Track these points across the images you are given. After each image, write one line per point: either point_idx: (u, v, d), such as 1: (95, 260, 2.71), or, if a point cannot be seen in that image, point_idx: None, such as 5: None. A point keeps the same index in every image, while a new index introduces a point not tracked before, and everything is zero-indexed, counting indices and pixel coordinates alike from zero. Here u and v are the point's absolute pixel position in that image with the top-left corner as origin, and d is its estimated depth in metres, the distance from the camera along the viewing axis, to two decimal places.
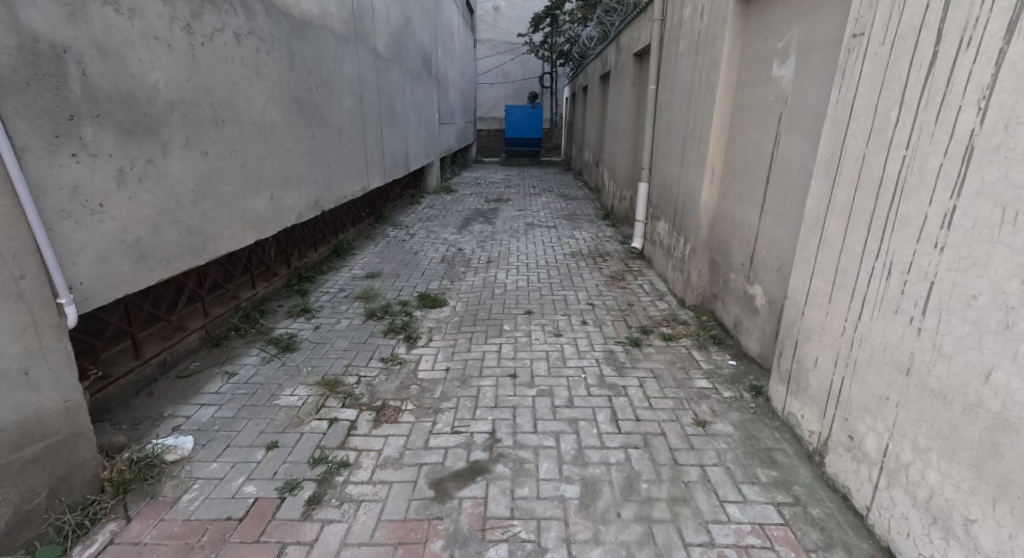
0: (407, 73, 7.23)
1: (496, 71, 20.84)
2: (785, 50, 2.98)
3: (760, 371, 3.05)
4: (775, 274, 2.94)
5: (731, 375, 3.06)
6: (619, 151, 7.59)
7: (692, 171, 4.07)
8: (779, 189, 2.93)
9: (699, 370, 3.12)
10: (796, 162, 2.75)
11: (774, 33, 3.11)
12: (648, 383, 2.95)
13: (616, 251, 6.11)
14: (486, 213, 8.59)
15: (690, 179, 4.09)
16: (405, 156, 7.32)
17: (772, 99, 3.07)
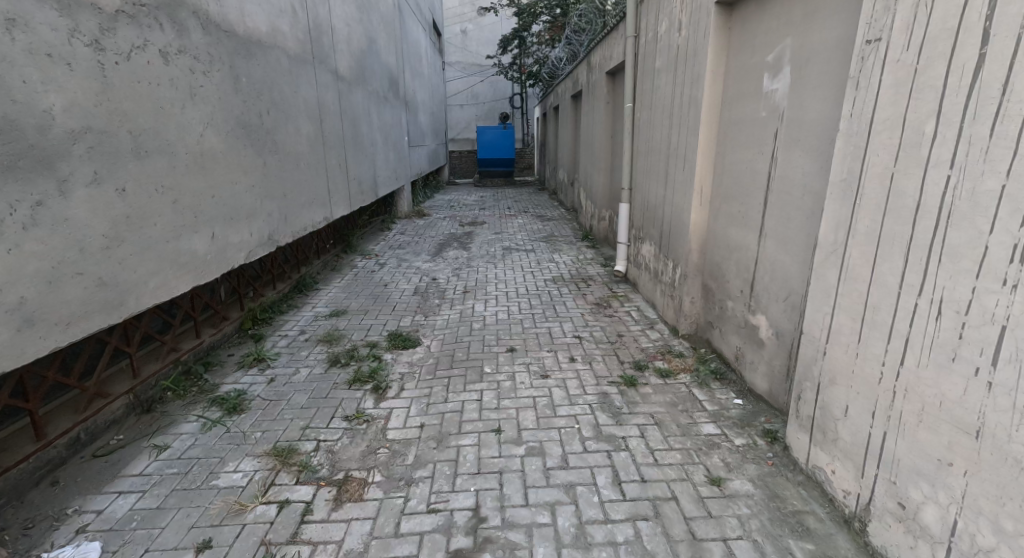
0: (372, 96, 6.90)
1: (466, 93, 20.72)
2: (776, 61, 2.67)
3: (772, 413, 2.67)
4: (780, 306, 2.61)
5: (740, 418, 2.66)
6: (596, 170, 7.35)
7: (678, 191, 3.77)
8: (778, 213, 2.62)
9: (704, 413, 2.72)
10: (799, 182, 2.45)
11: (763, 42, 2.81)
12: (651, 433, 2.55)
13: (598, 274, 5.79)
14: (460, 237, 8.23)
15: (677, 199, 3.79)
16: (373, 182, 6.95)
17: (765, 114, 2.76)
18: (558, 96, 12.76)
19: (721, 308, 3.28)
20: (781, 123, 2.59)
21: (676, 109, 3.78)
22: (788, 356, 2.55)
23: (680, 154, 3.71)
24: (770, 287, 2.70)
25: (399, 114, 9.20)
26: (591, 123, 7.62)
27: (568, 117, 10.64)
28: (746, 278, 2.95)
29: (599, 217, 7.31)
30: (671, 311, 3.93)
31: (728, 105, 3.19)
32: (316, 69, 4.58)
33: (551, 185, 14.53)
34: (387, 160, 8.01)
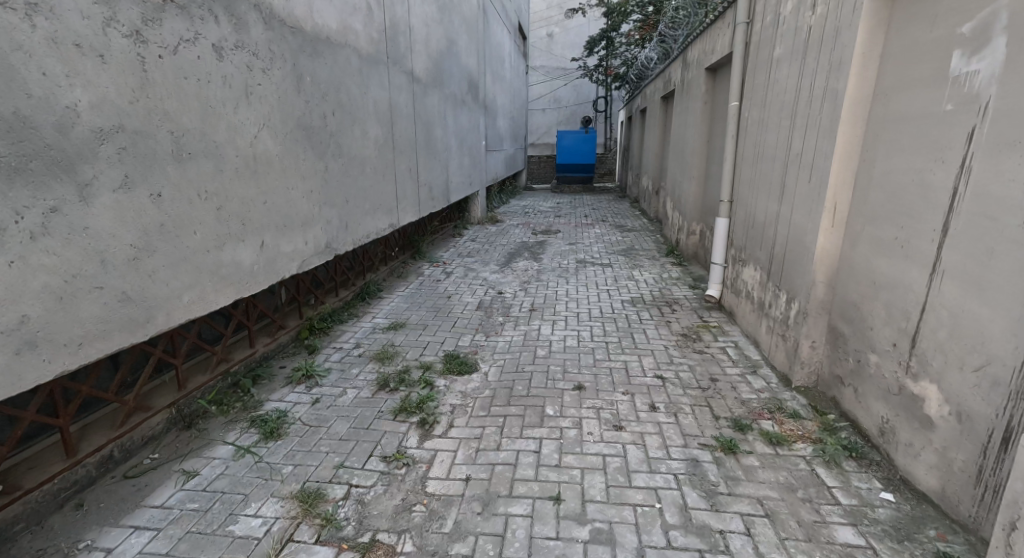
0: (449, 99, 6.71)
1: (548, 97, 20.41)
2: (967, 42, 2.10)
3: (936, 512, 2.16)
4: (961, 366, 2.04)
5: (890, 519, 2.14)
6: (687, 180, 6.81)
7: (801, 206, 3.21)
8: (969, 232, 2.03)
9: (835, 506, 2.23)
10: (1007, 199, 1.88)
11: (945, 21, 2.23)
12: (760, 529, 2.10)
13: (685, 298, 5.24)
14: (533, 247, 7.87)
15: (800, 215, 3.22)
16: (445, 188, 6.78)
17: (943, 114, 2.19)
18: (645, 98, 12.15)
19: (861, 362, 2.70)
20: (979, 118, 2.01)
21: (803, 111, 3.22)
22: (982, 453, 1.94)
23: (806, 161, 3.15)
24: (943, 337, 2.12)
25: (477, 118, 9.01)
26: (684, 130, 7.11)
27: (656, 121, 10.02)
28: (901, 325, 2.37)
29: (691, 229, 6.71)
30: (784, 355, 3.36)
31: (883, 99, 2.61)
32: (390, 69, 4.41)
33: (633, 193, 13.91)
34: (462, 165, 7.83)
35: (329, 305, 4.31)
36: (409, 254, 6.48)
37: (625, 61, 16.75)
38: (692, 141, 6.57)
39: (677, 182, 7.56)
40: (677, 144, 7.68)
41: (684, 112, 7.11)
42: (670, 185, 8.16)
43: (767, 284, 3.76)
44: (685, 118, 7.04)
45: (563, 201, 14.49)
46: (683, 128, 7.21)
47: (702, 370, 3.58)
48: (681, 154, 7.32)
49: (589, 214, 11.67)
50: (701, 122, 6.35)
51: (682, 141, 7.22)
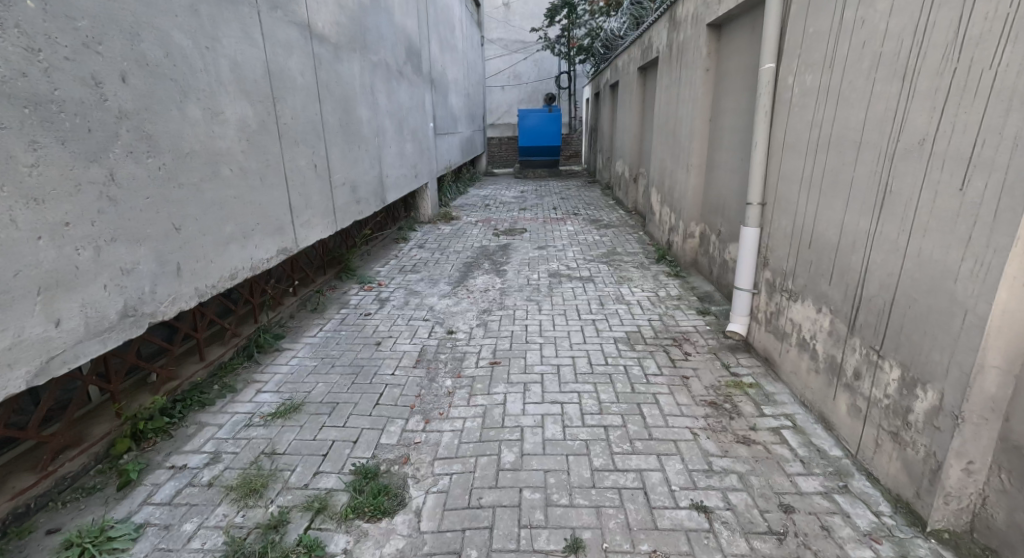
0: (373, 70, 5.16)
1: (507, 73, 18.82)
2: None
3: None
4: None
5: None
6: (684, 170, 5.52)
7: (949, 226, 1.91)
8: None
9: None
10: None
11: None
12: None
13: (697, 332, 3.96)
14: (490, 255, 6.48)
15: (943, 242, 1.94)
16: (375, 187, 5.28)
17: None
18: (616, 72, 10.88)
19: None
20: None
21: (953, 63, 1.93)
22: None
23: (969, 150, 1.85)
24: None
25: (421, 96, 7.46)
26: (678, 109, 5.82)
27: (633, 99, 8.73)
28: None
29: (691, 231, 5.43)
30: (907, 469, 2.08)
31: None
32: (262, 17, 2.89)
33: (604, 178, 12.65)
34: (401, 159, 6.32)
35: (175, 386, 2.71)
36: (328, 280, 5.00)
37: (590, 33, 15.36)
38: (691, 121, 5.28)
39: (667, 172, 6.26)
40: (666, 124, 6.37)
41: (677, 87, 5.83)
42: (657, 174, 6.85)
43: (848, 338, 2.47)
44: (680, 93, 5.74)
45: (527, 189, 13.11)
46: (675, 107, 5.92)
47: (762, 494, 2.23)
48: (673, 138, 6.02)
49: (557, 205, 10.32)
50: (704, 98, 5.07)
51: (675, 121, 5.94)
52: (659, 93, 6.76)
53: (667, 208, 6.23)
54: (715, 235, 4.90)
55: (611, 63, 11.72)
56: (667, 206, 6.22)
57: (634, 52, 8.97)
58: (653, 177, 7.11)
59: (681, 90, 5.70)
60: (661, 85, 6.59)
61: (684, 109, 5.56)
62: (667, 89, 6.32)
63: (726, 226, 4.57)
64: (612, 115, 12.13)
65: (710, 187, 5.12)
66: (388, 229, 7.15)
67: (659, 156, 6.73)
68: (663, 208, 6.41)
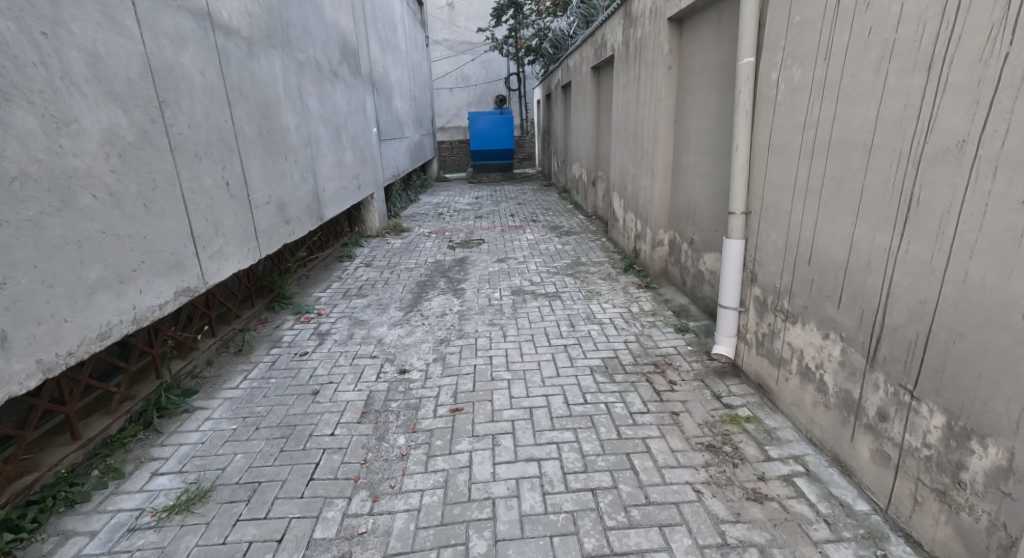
0: (294, 71, 4.56)
1: (455, 76, 18.32)
2: None
3: None
4: None
5: None
6: (650, 174, 5.14)
7: (1013, 250, 1.55)
8: None
9: None
10: None
11: None
12: None
13: (679, 354, 3.58)
14: (445, 272, 5.98)
15: (1004, 266, 1.58)
16: (306, 204, 4.67)
17: None
18: (568, 72, 10.54)
19: None
20: None
21: (1003, 49, 1.57)
22: None
23: None
24: None
25: (359, 101, 6.89)
26: (639, 108, 5.44)
27: (587, 99, 8.38)
28: None
29: (658, 239, 5.07)
30: (963, 540, 1.73)
31: None
32: (148, 47, 2.70)
33: (561, 181, 12.32)
34: (337, 171, 5.72)
35: (30, 482, 2.46)
36: (252, 316, 4.47)
37: (538, 33, 15.03)
38: (654, 122, 4.91)
39: (630, 175, 5.88)
40: (626, 124, 5.98)
41: (637, 85, 5.44)
42: (619, 177, 6.47)
43: (862, 372, 2.10)
44: (640, 91, 5.37)
45: (481, 195, 12.65)
46: (635, 106, 5.54)
47: None
48: (635, 139, 5.63)
49: (513, 211, 9.90)
50: (667, 96, 4.69)
51: (636, 122, 5.56)
52: (617, 93, 6.38)
53: (632, 214, 5.86)
54: (687, 243, 4.53)
55: (561, 63, 11.41)
56: (632, 211, 5.84)
57: (585, 50, 8.65)
58: (614, 182, 6.76)
59: (641, 88, 5.32)
60: (618, 83, 6.23)
61: (646, 109, 5.18)
62: (625, 87, 5.94)
63: (700, 234, 4.20)
64: (565, 116, 11.82)
65: (678, 191, 4.75)
66: (329, 248, 6.58)
67: (620, 159, 6.37)
68: (627, 214, 6.05)
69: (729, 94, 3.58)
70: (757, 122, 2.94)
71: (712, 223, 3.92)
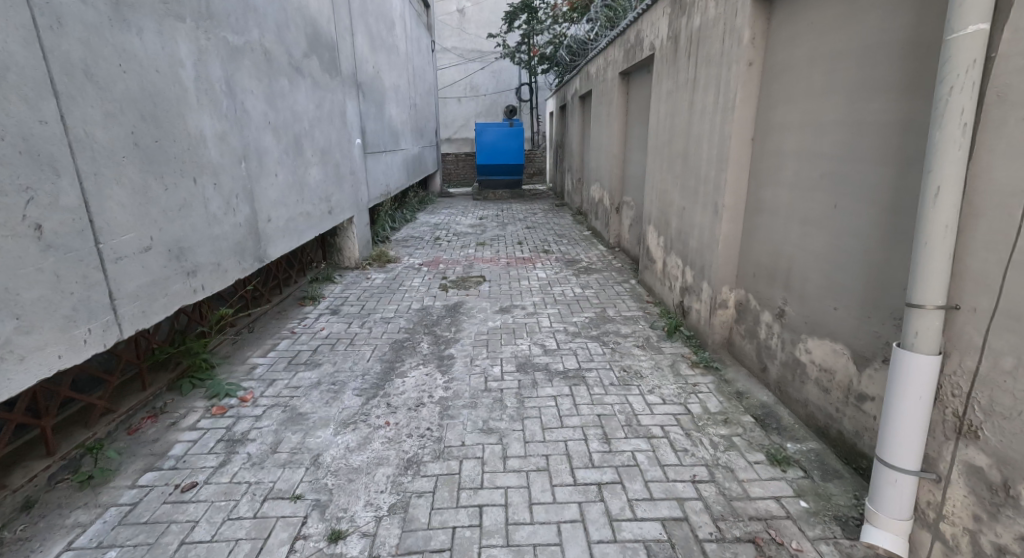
0: (218, 57, 3.26)
1: (463, 85, 17.14)
2: None
3: None
4: None
5: None
6: (708, 212, 3.80)
7: None
8: None
9: None
10: None
11: None
12: None
13: (791, 518, 2.18)
14: (431, 326, 4.63)
15: None
16: (228, 245, 3.35)
17: None
18: (588, 80, 9.25)
19: None
20: None
21: None
22: None
23: None
24: None
25: (334, 105, 5.58)
26: (692, 124, 4.11)
27: (613, 110, 7.06)
28: None
29: (717, 299, 3.70)
30: None
31: None
32: None
33: (576, 202, 11.02)
34: (294, 194, 4.40)
35: None
36: (134, 410, 3.15)
37: (553, 40, 13.81)
38: (720, 142, 3.58)
39: (675, 208, 4.55)
40: (671, 143, 4.65)
41: (692, 93, 4.12)
42: (655, 209, 5.14)
43: None
44: (695, 102, 4.04)
45: (487, 214, 11.35)
46: (688, 120, 4.19)
47: None
48: (684, 163, 4.31)
49: (522, 237, 8.59)
50: (741, 107, 3.35)
51: (687, 142, 4.22)
52: (656, 104, 5.05)
53: (678, 259, 4.50)
54: (769, 314, 3.19)
55: (579, 70, 10.17)
56: (678, 257, 4.48)
57: (611, 54, 7.35)
58: (648, 213, 5.41)
59: (697, 98, 4.00)
60: (661, 91, 4.90)
61: (704, 125, 3.85)
62: (671, 97, 4.62)
63: (798, 308, 2.84)
64: (582, 131, 10.53)
65: (752, 239, 3.41)
66: (285, 290, 5.24)
67: (659, 186, 5.04)
68: (671, 258, 4.68)
69: (883, 103, 2.26)
70: (987, 150, 1.62)
71: (827, 296, 2.57)
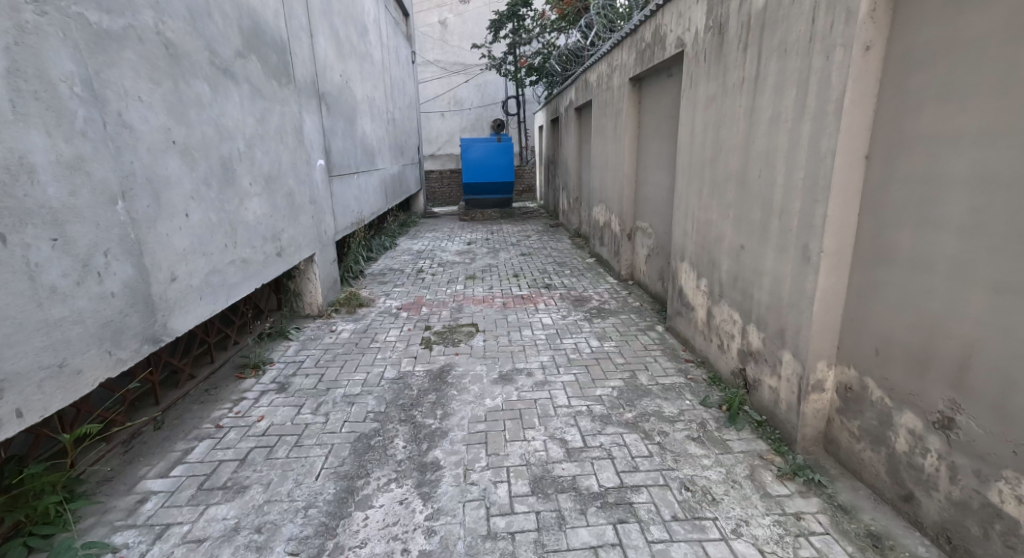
0: (62, 37, 2.13)
1: (447, 99, 16.14)
2: None
3: None
4: None
5: None
6: (787, 257, 2.74)
7: None
8: None
9: None
10: None
11: None
12: None
13: None
14: (410, 409, 3.48)
15: None
16: (88, 333, 2.23)
17: None
18: (586, 90, 8.25)
19: None
20: None
21: None
22: None
23: None
24: None
25: (283, 120, 4.46)
26: (755, 136, 3.06)
27: (623, 121, 6.03)
28: None
29: (809, 381, 2.59)
30: None
31: None
32: None
33: (574, 224, 9.95)
34: (217, 238, 3.26)
35: None
36: None
37: (541, 51, 12.86)
38: (813, 161, 2.53)
39: (728, 246, 3.48)
40: (716, 161, 3.60)
41: (752, 95, 3.08)
42: (694, 244, 4.05)
43: None
44: (760, 108, 3.01)
45: (476, 238, 10.23)
46: (748, 131, 3.15)
47: None
48: (741, 188, 3.26)
49: (517, 267, 7.50)
50: (851, 112, 2.34)
51: (746, 161, 3.18)
52: (690, 113, 4.01)
53: (738, 314, 3.40)
54: (922, 418, 2.13)
55: (573, 80, 9.21)
56: (739, 312, 3.39)
57: (618, 58, 6.34)
58: (679, 248, 4.34)
59: (762, 101, 2.97)
60: (698, 96, 3.86)
61: (780, 137, 2.80)
62: (715, 102, 3.58)
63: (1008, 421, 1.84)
64: (579, 145, 9.51)
65: (870, 299, 2.38)
66: (218, 354, 4.14)
67: (698, 215, 3.96)
68: (724, 310, 3.59)
69: None
70: None
71: None
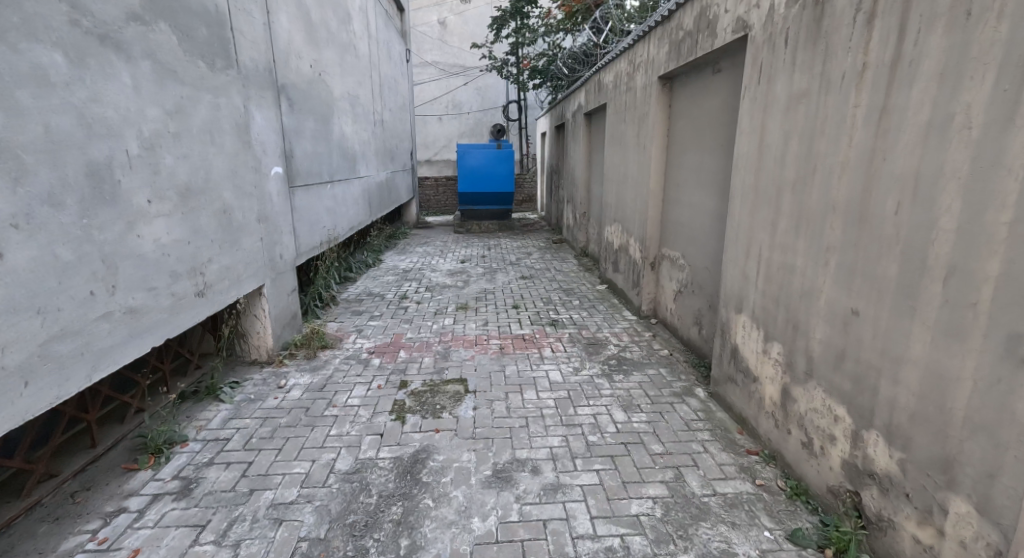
0: None
1: (444, 102, 15.12)
2: None
3: None
4: None
5: None
6: (979, 355, 1.73)
7: None
8: None
9: None
10: None
11: None
12: None
13: None
14: (361, 536, 2.38)
15: None
16: None
17: None
18: (600, 93, 7.23)
19: None
20: None
21: None
22: None
23: None
24: None
25: (215, 114, 3.38)
26: (892, 155, 2.00)
27: (647, 126, 4.95)
28: None
29: None
30: None
31: None
32: None
33: (579, 241, 8.92)
34: (71, 285, 2.15)
35: None
36: None
37: (545, 53, 11.86)
38: None
39: (825, 314, 2.34)
40: (800, 188, 2.49)
41: (887, 91, 2.00)
42: (760, 299, 2.87)
43: None
44: (905, 113, 1.94)
45: (471, 255, 9.12)
46: (870, 153, 2.09)
47: None
48: (856, 232, 2.16)
49: (518, 294, 6.43)
50: None
51: (867, 190, 2.11)
52: (750, 118, 2.89)
53: (845, 408, 2.23)
54: None
55: (583, 82, 8.17)
56: (850, 408, 2.20)
57: (641, 52, 5.29)
58: (735, 297, 3.14)
59: (913, 102, 1.91)
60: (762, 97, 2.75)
61: (959, 166, 1.77)
62: (798, 103, 2.47)
63: None
64: (588, 155, 8.46)
65: None
66: (103, 431, 2.96)
67: (762, 261, 2.83)
68: (819, 397, 2.38)
69: None
70: None
71: None
